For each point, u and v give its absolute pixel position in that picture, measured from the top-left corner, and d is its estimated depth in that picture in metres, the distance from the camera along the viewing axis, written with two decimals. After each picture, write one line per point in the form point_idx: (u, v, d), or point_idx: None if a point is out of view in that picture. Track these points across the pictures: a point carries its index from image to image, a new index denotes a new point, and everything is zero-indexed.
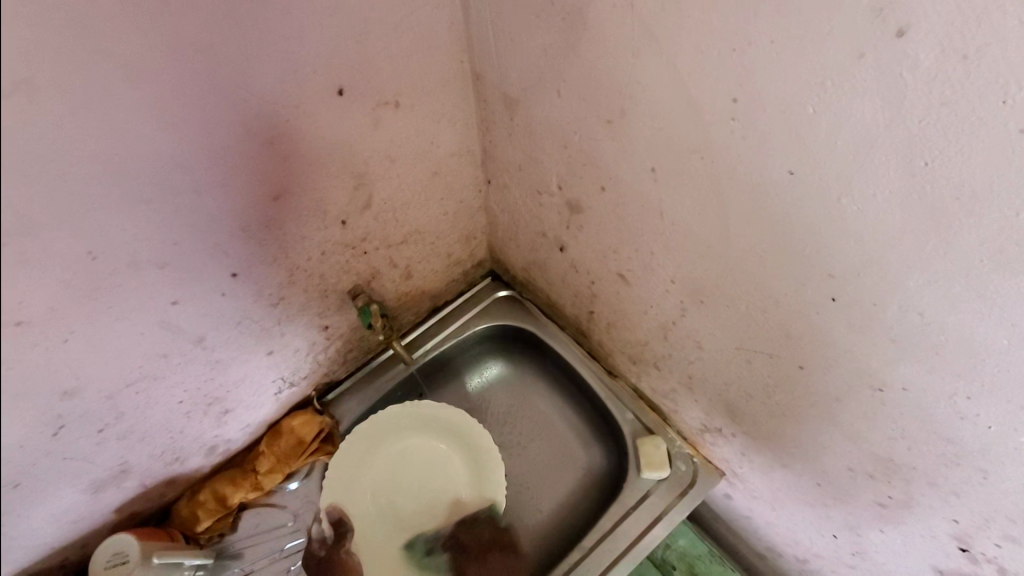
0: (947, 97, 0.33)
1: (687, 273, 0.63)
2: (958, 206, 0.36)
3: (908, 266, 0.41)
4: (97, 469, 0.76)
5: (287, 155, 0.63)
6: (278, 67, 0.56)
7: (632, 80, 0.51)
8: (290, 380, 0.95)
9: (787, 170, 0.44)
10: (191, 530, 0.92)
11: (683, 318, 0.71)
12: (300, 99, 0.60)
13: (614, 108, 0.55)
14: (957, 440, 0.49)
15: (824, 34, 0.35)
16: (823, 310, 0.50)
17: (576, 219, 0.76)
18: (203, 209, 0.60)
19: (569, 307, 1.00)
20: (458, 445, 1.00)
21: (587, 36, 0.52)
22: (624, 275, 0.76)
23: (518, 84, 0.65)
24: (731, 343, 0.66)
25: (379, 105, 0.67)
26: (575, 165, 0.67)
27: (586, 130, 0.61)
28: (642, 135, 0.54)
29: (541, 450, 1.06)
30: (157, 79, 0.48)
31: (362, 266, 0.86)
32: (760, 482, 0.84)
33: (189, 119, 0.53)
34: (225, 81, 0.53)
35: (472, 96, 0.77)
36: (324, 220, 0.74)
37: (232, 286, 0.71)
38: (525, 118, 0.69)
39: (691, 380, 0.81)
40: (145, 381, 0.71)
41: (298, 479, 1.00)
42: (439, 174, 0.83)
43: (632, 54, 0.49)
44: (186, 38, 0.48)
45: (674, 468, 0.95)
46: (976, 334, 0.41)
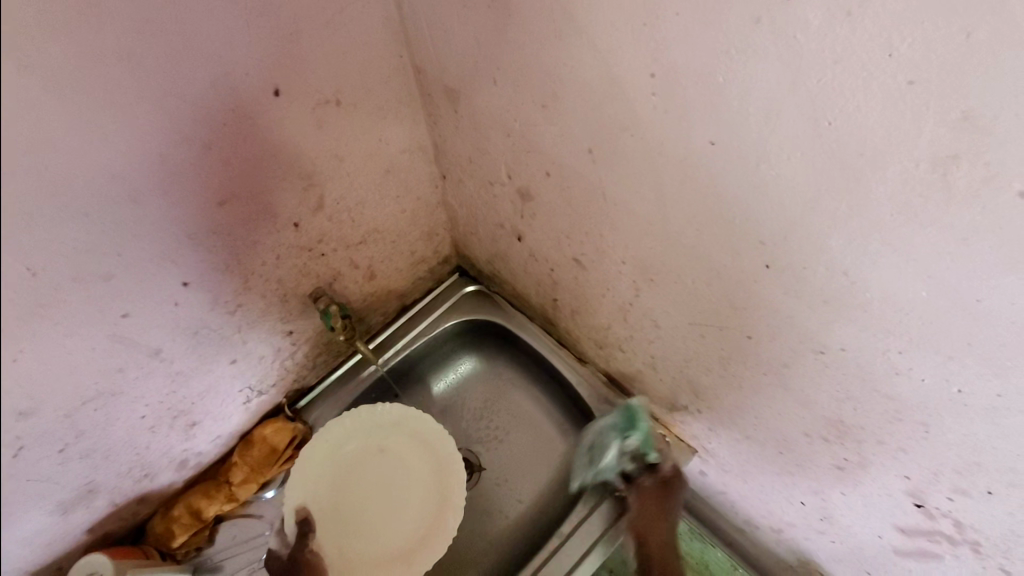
0: (839, 55, 0.33)
1: (635, 252, 0.64)
2: (864, 162, 0.37)
3: (828, 228, 0.42)
4: (63, 489, 0.76)
5: (229, 160, 0.63)
6: (209, 71, 0.55)
7: (559, 63, 0.51)
8: (258, 389, 0.95)
9: (708, 140, 0.44)
10: (167, 546, 0.91)
11: (638, 298, 0.71)
12: (235, 102, 0.59)
13: (547, 92, 0.55)
14: (897, 396, 0.50)
15: (722, 5, 0.36)
16: (761, 277, 0.51)
17: (528, 207, 0.77)
18: (146, 220, 0.59)
19: (535, 298, 1.00)
20: (410, 434, 0.96)
21: (511, 22, 0.52)
22: (579, 260, 0.76)
23: (457, 75, 0.65)
24: (685, 320, 0.67)
25: (320, 104, 0.67)
26: (520, 154, 0.68)
27: (524, 118, 0.61)
28: (576, 117, 0.55)
29: (521, 441, 1.07)
30: (82, 90, 0.48)
31: (322, 269, 0.86)
32: (729, 456, 0.86)
33: (121, 129, 0.52)
34: (153, 88, 0.52)
35: (417, 92, 0.77)
36: (275, 224, 0.74)
37: (186, 296, 0.70)
38: (468, 110, 0.69)
39: (654, 360, 0.81)
40: (103, 398, 0.71)
41: (274, 488, 0.99)
42: (392, 172, 0.83)
43: (556, 37, 0.49)
44: (107, 45, 0.48)
45: (650, 452, 0.94)
46: (899, 290, 0.42)
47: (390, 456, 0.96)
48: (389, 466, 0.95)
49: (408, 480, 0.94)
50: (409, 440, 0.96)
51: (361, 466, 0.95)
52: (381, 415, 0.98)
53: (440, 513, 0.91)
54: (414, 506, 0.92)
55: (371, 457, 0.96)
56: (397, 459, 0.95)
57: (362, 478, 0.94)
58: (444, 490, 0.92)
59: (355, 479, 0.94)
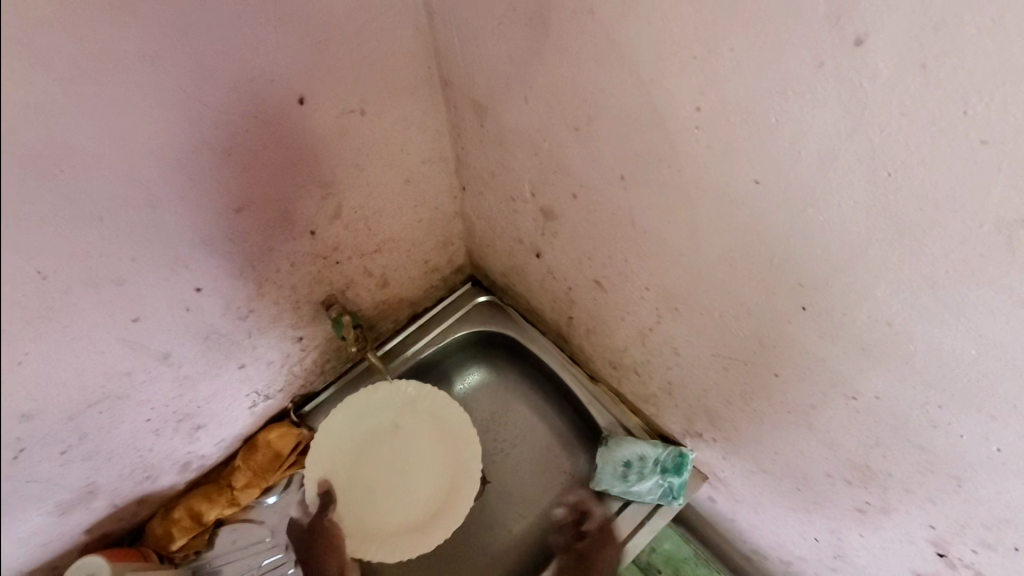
0: (907, 107, 0.32)
1: (661, 280, 0.63)
2: (923, 216, 0.35)
3: (875, 277, 0.41)
4: (62, 490, 0.74)
5: (249, 167, 0.61)
6: (234, 77, 0.54)
7: (598, 89, 0.49)
8: (265, 393, 0.93)
9: (752, 179, 0.43)
10: (166, 549, 0.90)
11: (660, 325, 0.70)
12: (259, 109, 0.58)
13: (581, 115, 0.54)
14: (929, 447, 0.48)
15: (782, 46, 0.34)
16: (796, 319, 0.50)
17: (551, 225, 0.75)
18: (161, 225, 0.58)
19: (549, 313, 0.99)
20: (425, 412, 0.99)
21: (549, 43, 0.50)
22: (599, 281, 0.75)
23: (486, 91, 0.64)
24: (708, 350, 0.65)
25: (344, 113, 0.65)
26: (546, 173, 0.66)
27: (555, 138, 0.60)
28: (610, 143, 0.53)
29: (530, 454, 1.05)
30: (103, 96, 0.46)
31: (335, 277, 0.85)
32: (742, 485, 0.84)
33: (139, 134, 0.50)
34: (176, 94, 0.51)
35: (442, 103, 0.75)
36: (292, 232, 0.72)
37: (198, 302, 0.69)
38: (496, 125, 0.68)
39: (670, 386, 0.80)
40: (108, 401, 0.69)
41: (277, 493, 0.98)
42: (411, 182, 0.82)
43: (594, 62, 0.47)
44: (131, 50, 0.46)
45: (667, 482, 0.89)
46: (945, 344, 0.40)
47: (403, 433, 0.99)
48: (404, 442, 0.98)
49: (423, 457, 0.97)
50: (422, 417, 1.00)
51: (377, 440, 0.98)
52: (391, 394, 1.00)
53: (456, 487, 0.96)
54: (432, 479, 0.96)
55: (383, 434, 0.99)
56: (410, 434, 0.99)
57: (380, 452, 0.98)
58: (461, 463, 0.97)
59: (370, 454, 0.97)
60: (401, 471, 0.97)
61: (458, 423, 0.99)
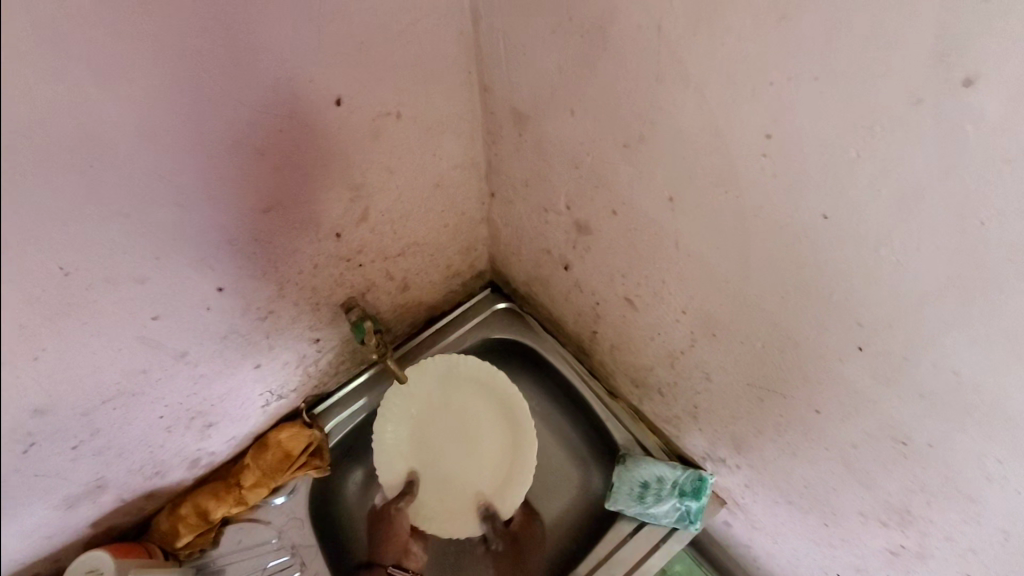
0: (1012, 155, 0.29)
1: (699, 305, 0.61)
2: (1013, 269, 0.33)
3: (947, 327, 0.38)
4: (71, 484, 0.73)
5: (281, 166, 0.59)
6: (271, 75, 0.52)
7: (654, 107, 0.47)
8: (279, 393, 0.91)
9: (819, 212, 0.40)
10: (171, 545, 0.89)
11: (693, 349, 0.68)
12: (295, 108, 0.56)
13: (632, 132, 0.52)
14: (980, 500, 0.46)
15: (876, 78, 0.32)
16: (847, 358, 0.47)
17: (583, 239, 0.73)
18: (187, 223, 0.56)
19: (571, 325, 0.97)
20: (469, 383, 0.97)
21: (606, 56, 0.48)
22: (630, 300, 0.73)
23: (529, 100, 0.62)
24: (742, 379, 0.63)
25: (380, 116, 0.63)
26: (585, 187, 0.64)
27: (600, 152, 0.58)
28: (662, 164, 0.51)
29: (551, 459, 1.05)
30: (138, 90, 0.44)
31: (357, 279, 0.83)
32: (762, 514, 0.82)
33: (171, 130, 0.49)
34: (212, 91, 0.49)
35: (478, 108, 0.73)
36: (318, 233, 0.70)
37: (219, 301, 0.67)
38: (535, 134, 0.66)
39: (696, 409, 0.78)
40: (123, 398, 0.68)
41: (284, 494, 0.96)
42: (440, 187, 0.80)
43: (655, 79, 0.45)
44: (169, 45, 0.44)
45: (684, 505, 0.88)
46: (1015, 400, 0.38)
47: (462, 410, 0.97)
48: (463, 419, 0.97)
49: (475, 425, 0.97)
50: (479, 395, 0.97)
51: (438, 417, 0.97)
52: (445, 373, 0.96)
53: (516, 451, 0.95)
54: (494, 444, 0.96)
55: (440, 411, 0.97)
56: (469, 412, 0.97)
57: (431, 428, 0.96)
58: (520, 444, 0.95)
59: (431, 430, 0.96)
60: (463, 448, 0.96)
61: (504, 387, 0.96)
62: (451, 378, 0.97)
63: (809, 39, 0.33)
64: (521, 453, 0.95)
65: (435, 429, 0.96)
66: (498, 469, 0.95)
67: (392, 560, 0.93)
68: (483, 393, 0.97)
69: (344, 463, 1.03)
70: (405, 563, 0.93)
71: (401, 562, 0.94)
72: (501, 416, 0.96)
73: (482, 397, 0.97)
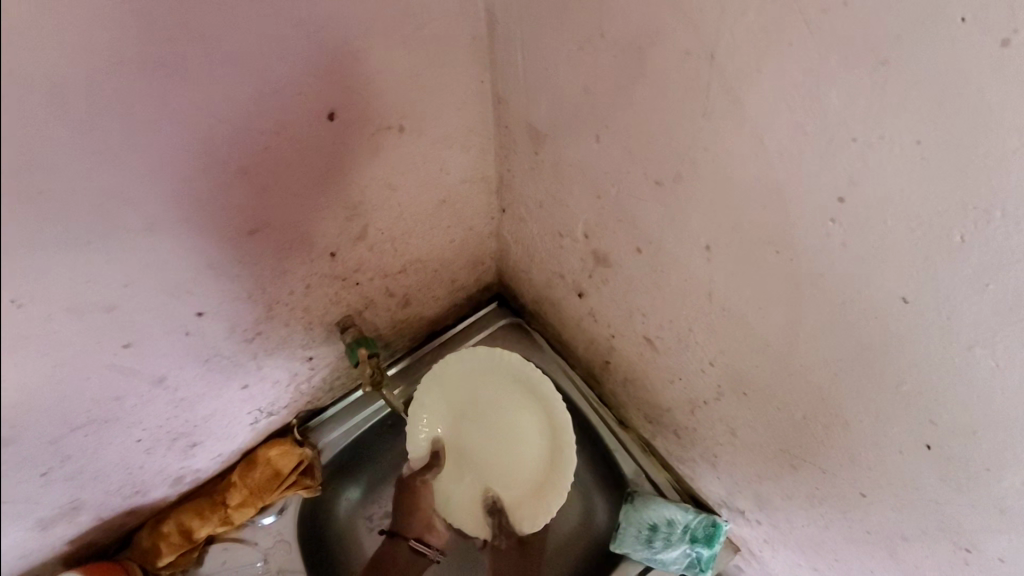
0: None
1: (730, 359, 0.54)
2: None
3: None
4: (43, 508, 0.67)
5: (267, 187, 0.53)
6: (251, 87, 0.45)
7: (699, 146, 0.41)
8: (268, 410, 0.86)
9: (898, 295, 0.35)
10: (151, 564, 0.85)
11: (718, 402, 0.61)
12: (281, 124, 0.49)
13: (667, 169, 0.45)
14: None
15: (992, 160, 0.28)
16: (911, 453, 0.42)
17: (601, 271, 0.66)
18: (159, 247, 0.49)
19: (581, 350, 0.90)
20: (493, 376, 0.84)
21: (642, 82, 0.42)
22: (650, 340, 0.66)
23: (549, 118, 0.55)
24: (774, 444, 0.57)
25: (380, 130, 0.57)
26: (607, 219, 0.58)
27: (627, 185, 0.51)
28: (700, 210, 0.45)
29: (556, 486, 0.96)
30: (94, 106, 0.38)
31: (353, 298, 0.77)
32: (782, 570, 0.76)
33: (137, 151, 0.42)
34: (182, 107, 0.42)
35: (491, 121, 0.66)
36: (311, 253, 0.64)
37: (199, 326, 0.61)
38: (553, 156, 0.59)
39: (715, 460, 0.71)
40: (96, 425, 0.62)
41: (273, 514, 0.91)
42: (447, 203, 0.73)
43: (700, 114, 0.39)
44: (130, 54, 0.38)
45: (695, 552, 0.82)
46: None
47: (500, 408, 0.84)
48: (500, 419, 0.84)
49: (509, 416, 0.84)
50: (518, 394, 0.83)
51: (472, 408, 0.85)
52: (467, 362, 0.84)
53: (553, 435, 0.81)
54: (535, 434, 0.82)
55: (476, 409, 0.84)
56: (502, 405, 0.84)
57: (466, 425, 0.84)
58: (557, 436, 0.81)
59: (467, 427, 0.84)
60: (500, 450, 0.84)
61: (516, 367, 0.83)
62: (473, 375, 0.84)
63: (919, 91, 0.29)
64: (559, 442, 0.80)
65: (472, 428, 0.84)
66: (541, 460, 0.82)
67: (413, 534, 0.90)
68: (502, 381, 0.84)
69: (334, 485, 0.96)
70: (427, 539, 0.90)
71: (423, 537, 0.90)
72: (527, 404, 0.83)
73: (503, 386, 0.84)
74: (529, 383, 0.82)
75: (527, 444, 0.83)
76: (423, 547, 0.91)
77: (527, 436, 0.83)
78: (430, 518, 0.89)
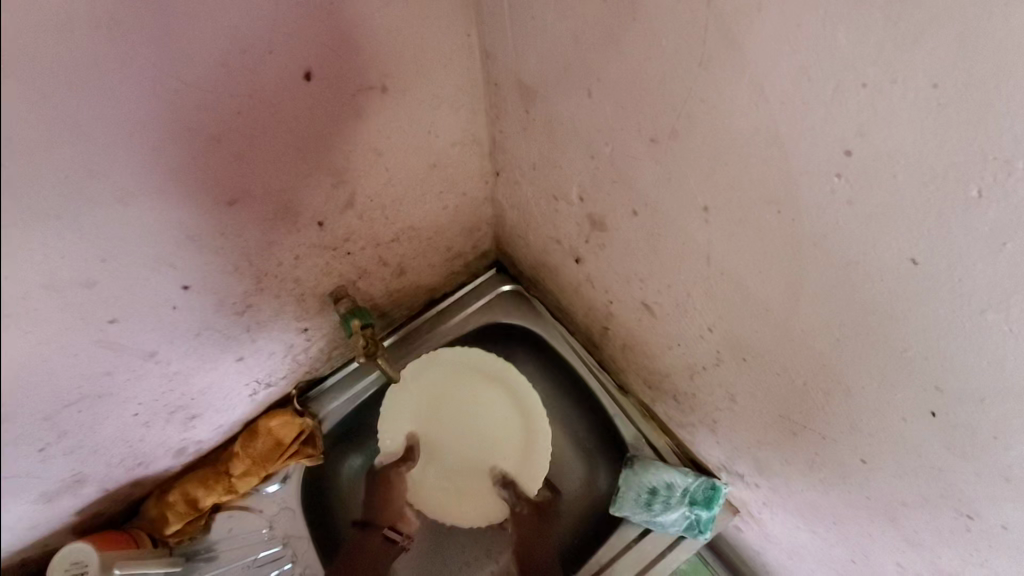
0: None
1: (730, 326, 0.53)
2: None
3: None
4: (46, 482, 0.68)
5: (244, 154, 0.50)
6: (219, 45, 0.42)
7: (694, 98, 0.38)
8: (266, 382, 0.86)
9: (907, 257, 0.33)
10: (159, 532, 0.86)
11: (717, 367, 0.60)
12: (253, 87, 0.46)
13: (662, 125, 0.43)
14: None
15: (1016, 105, 0.25)
16: (914, 420, 0.41)
17: (597, 235, 0.64)
18: (135, 220, 0.47)
19: (580, 317, 0.89)
20: (466, 367, 0.92)
21: (635, 30, 0.39)
22: (648, 306, 0.65)
23: (539, 75, 0.52)
24: (773, 410, 0.56)
25: (362, 92, 0.54)
26: (602, 180, 0.55)
27: (622, 144, 0.48)
28: (696, 168, 0.43)
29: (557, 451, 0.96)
30: (44, 72, 0.35)
31: (345, 268, 0.75)
32: (780, 531, 0.76)
33: (97, 117, 0.39)
34: (144, 69, 0.39)
35: (480, 78, 0.63)
36: (297, 223, 0.62)
37: (186, 299, 0.59)
38: (545, 115, 0.56)
39: (714, 425, 0.70)
40: (89, 401, 0.61)
41: (277, 482, 0.92)
42: (437, 167, 0.70)
43: (697, 64, 0.36)
44: (80, 10, 0.35)
45: (694, 514, 0.83)
46: None
47: (470, 397, 0.91)
48: (462, 405, 0.90)
49: (480, 406, 0.91)
50: (488, 379, 0.92)
51: (441, 402, 0.91)
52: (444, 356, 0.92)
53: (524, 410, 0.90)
54: (501, 412, 0.90)
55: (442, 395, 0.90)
56: (474, 397, 0.91)
57: (440, 422, 0.90)
58: (525, 410, 0.89)
59: (436, 416, 0.90)
60: (472, 433, 0.91)
61: (481, 359, 0.92)
62: (462, 370, 0.92)
63: (936, 29, 0.26)
64: (534, 416, 0.89)
65: (449, 419, 0.90)
66: (503, 440, 0.89)
67: (387, 522, 0.92)
68: (471, 373, 0.92)
69: (335, 453, 0.96)
70: (398, 526, 0.92)
71: (396, 524, 0.92)
72: (495, 388, 0.91)
73: (475, 378, 0.92)
74: (498, 369, 0.92)
75: (499, 430, 0.90)
76: (396, 535, 0.92)
77: (494, 416, 0.91)
78: (402, 507, 0.92)
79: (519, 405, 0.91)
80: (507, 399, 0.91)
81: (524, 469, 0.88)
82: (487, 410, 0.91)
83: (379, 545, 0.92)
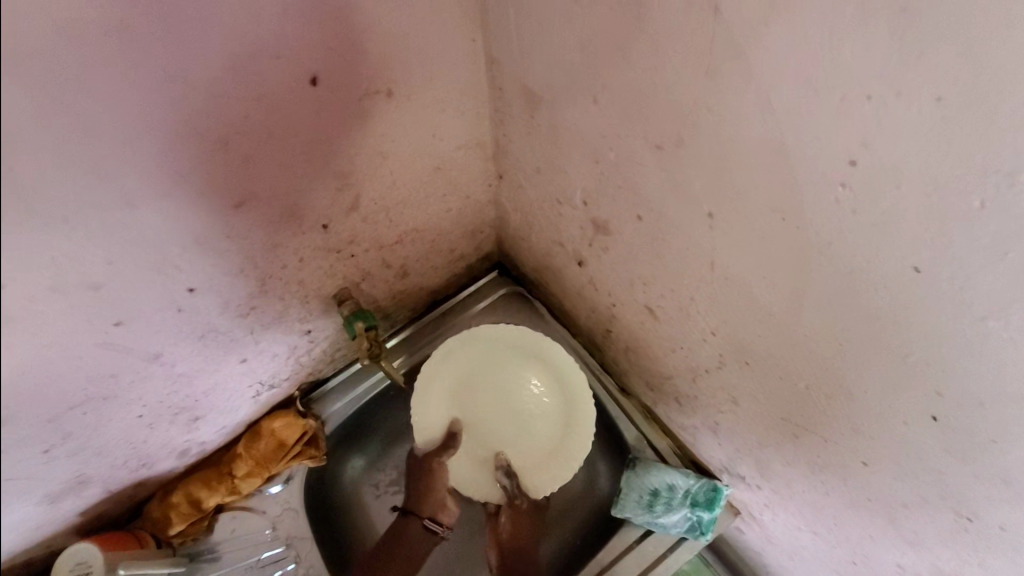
0: None
1: (733, 329, 0.53)
2: None
3: None
4: (51, 483, 0.68)
5: (250, 158, 0.51)
6: (226, 51, 0.42)
7: (700, 106, 0.39)
8: (269, 383, 0.86)
9: (910, 265, 0.34)
10: (163, 533, 0.86)
11: (720, 370, 0.60)
12: (260, 91, 0.46)
13: (667, 131, 0.43)
14: None
15: (1017, 118, 0.25)
16: (916, 425, 0.42)
17: (601, 238, 0.64)
18: (143, 223, 0.48)
19: (582, 319, 0.89)
20: (512, 347, 0.85)
21: (641, 37, 0.39)
22: (651, 309, 0.65)
23: (544, 80, 0.52)
24: (775, 412, 0.56)
25: (367, 96, 0.54)
26: (606, 184, 0.55)
27: (626, 150, 0.49)
28: (700, 174, 0.43)
29: None
30: (55, 80, 0.36)
31: (349, 270, 0.75)
32: (781, 533, 0.76)
33: (106, 123, 0.40)
34: (153, 76, 0.40)
35: (484, 82, 0.63)
36: (302, 226, 0.62)
37: (191, 302, 0.60)
38: (549, 119, 0.56)
39: (716, 427, 0.71)
40: (95, 402, 0.61)
41: (279, 483, 0.92)
42: (441, 170, 0.70)
43: (702, 72, 0.37)
44: (91, 18, 0.35)
45: (695, 515, 0.83)
46: None
47: (511, 378, 0.85)
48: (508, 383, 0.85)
49: (520, 388, 0.85)
50: (533, 363, 0.85)
51: (481, 380, 0.85)
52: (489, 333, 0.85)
53: (568, 404, 0.83)
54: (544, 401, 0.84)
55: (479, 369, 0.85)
56: (517, 378, 0.85)
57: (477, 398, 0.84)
58: (569, 400, 0.83)
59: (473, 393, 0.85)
60: (511, 415, 0.84)
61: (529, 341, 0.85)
62: (506, 349, 0.86)
63: (938, 43, 0.26)
64: (574, 410, 0.82)
65: (488, 396, 0.85)
66: (542, 428, 0.83)
67: (427, 513, 0.86)
68: (519, 352, 0.86)
69: (338, 453, 0.97)
70: (439, 518, 0.86)
71: (437, 516, 0.86)
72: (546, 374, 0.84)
73: (521, 358, 0.85)
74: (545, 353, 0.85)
75: (540, 417, 0.84)
76: (436, 527, 0.86)
77: (539, 403, 0.84)
78: (443, 497, 0.85)
79: (564, 399, 0.83)
80: (555, 388, 0.84)
81: (557, 463, 0.82)
82: (529, 394, 0.84)
83: (417, 534, 0.86)
